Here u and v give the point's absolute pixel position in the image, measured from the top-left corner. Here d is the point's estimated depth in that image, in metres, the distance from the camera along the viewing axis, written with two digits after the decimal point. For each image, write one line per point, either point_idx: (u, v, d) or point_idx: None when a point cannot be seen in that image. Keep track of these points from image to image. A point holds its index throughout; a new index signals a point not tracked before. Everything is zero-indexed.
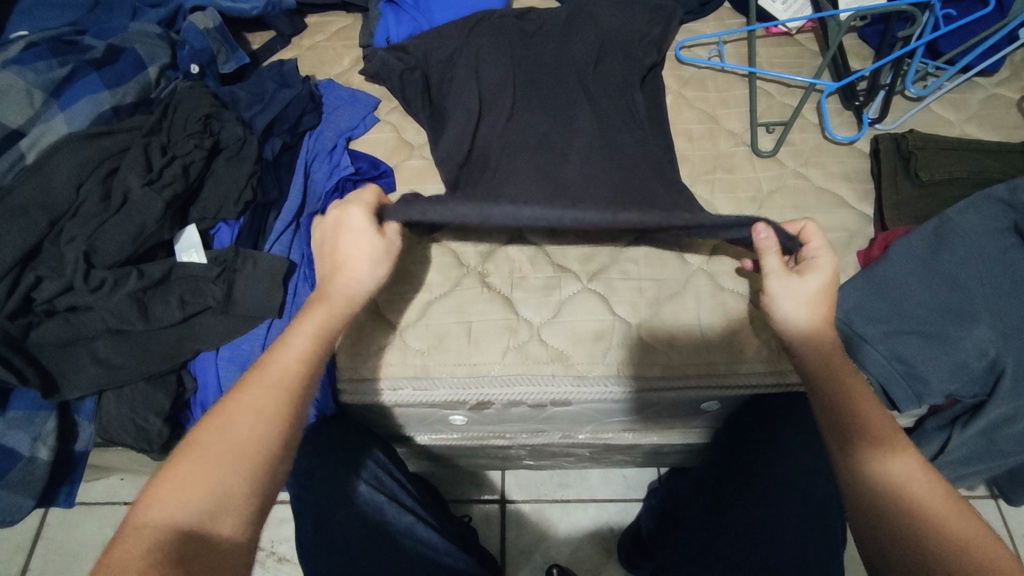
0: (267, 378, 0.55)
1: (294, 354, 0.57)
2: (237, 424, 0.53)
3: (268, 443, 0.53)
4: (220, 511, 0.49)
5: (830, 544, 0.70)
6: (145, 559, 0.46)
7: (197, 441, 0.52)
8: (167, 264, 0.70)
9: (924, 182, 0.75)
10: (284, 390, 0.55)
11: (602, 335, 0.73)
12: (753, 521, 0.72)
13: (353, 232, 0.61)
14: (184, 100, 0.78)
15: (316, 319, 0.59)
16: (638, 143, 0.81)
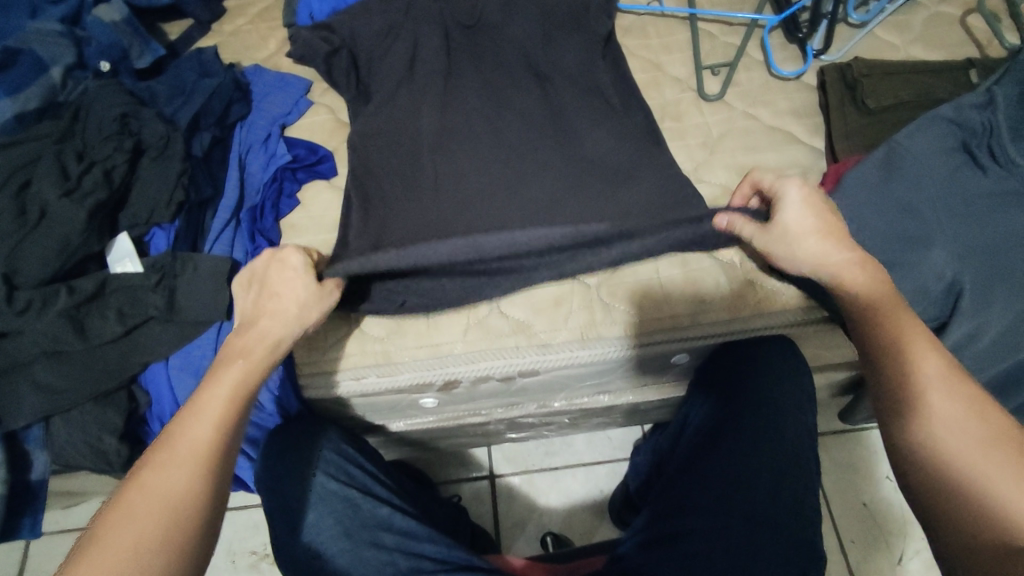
0: (175, 451, 0.48)
1: (208, 417, 0.50)
2: (140, 511, 0.45)
3: (183, 524, 0.45)
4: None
5: (803, 480, 0.70)
6: None
7: (94, 539, 0.43)
8: (99, 277, 0.67)
9: (871, 110, 0.73)
10: (198, 461, 0.48)
11: (562, 300, 0.72)
12: (728, 466, 0.71)
13: (289, 271, 0.60)
14: (96, 100, 0.73)
15: (230, 374, 0.53)
16: (579, 103, 0.80)
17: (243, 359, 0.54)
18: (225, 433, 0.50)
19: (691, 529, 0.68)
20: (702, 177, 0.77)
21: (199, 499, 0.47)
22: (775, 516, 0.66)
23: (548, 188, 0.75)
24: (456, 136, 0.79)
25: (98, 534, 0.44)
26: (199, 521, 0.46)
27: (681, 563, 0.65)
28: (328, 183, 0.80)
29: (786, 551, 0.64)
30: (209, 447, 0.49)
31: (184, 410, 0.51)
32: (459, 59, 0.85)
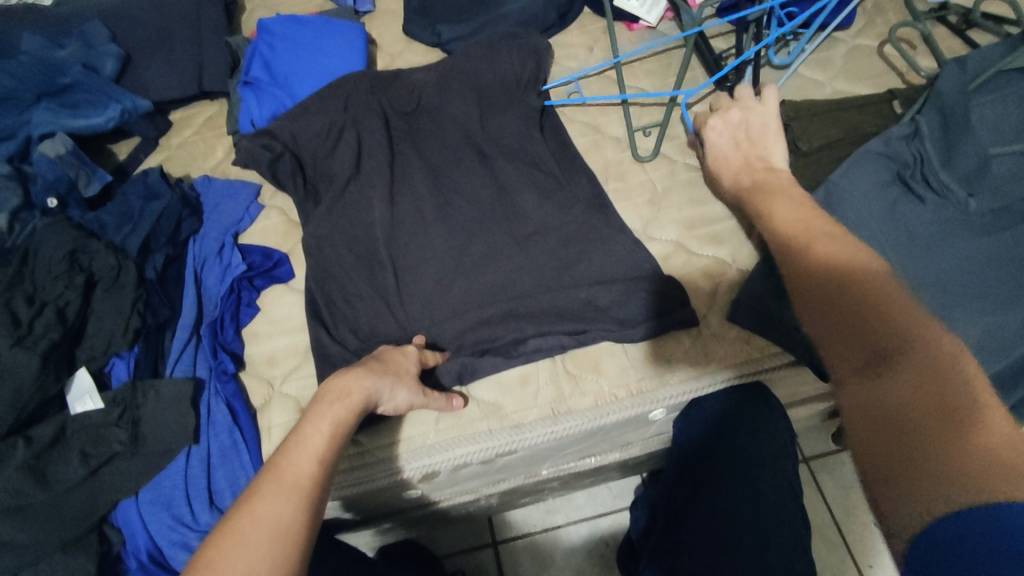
0: (281, 482, 0.50)
1: (309, 453, 0.53)
2: (250, 539, 0.45)
3: (292, 550, 0.46)
4: None
5: (788, 527, 0.73)
6: None
7: (208, 563, 0.44)
8: (58, 420, 0.66)
9: (805, 152, 0.75)
10: (300, 493, 0.49)
11: (529, 377, 0.71)
12: (708, 528, 0.75)
13: (398, 353, 0.67)
14: (43, 239, 0.73)
15: (330, 412, 0.56)
16: (523, 174, 0.82)
17: (344, 399, 0.57)
18: (325, 471, 0.52)
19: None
20: (652, 235, 0.78)
21: (302, 531, 0.48)
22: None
23: (503, 264, 0.77)
24: (408, 224, 0.81)
25: (212, 561, 0.45)
26: (300, 555, 0.47)
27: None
28: (287, 286, 0.81)
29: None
30: (311, 481, 0.50)
31: (286, 446, 0.53)
32: (402, 147, 0.87)
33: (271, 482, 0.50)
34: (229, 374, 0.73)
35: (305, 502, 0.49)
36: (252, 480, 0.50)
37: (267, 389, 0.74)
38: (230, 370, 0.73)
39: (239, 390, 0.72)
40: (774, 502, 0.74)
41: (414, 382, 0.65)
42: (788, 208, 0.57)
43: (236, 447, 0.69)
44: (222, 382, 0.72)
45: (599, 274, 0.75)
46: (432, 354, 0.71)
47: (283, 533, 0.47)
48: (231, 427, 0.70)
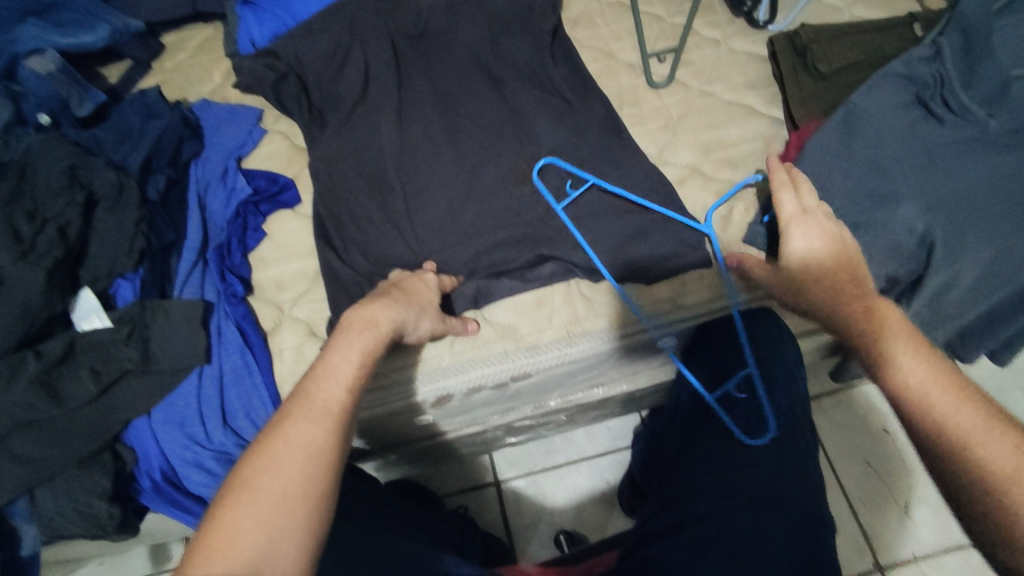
0: (311, 406, 0.47)
1: (338, 379, 0.50)
2: (285, 462, 0.44)
3: (327, 473, 0.45)
4: (284, 530, 0.42)
5: (800, 446, 0.69)
6: None
7: (245, 481, 0.43)
8: (66, 337, 0.64)
9: (824, 75, 0.75)
10: (333, 418, 0.47)
11: (544, 300, 0.71)
12: (719, 448, 0.69)
13: (419, 281, 0.65)
14: (39, 156, 0.71)
15: (358, 341, 0.52)
16: (535, 98, 0.80)
17: (372, 328, 0.54)
18: (357, 396, 0.50)
19: (699, 513, 0.64)
20: (667, 160, 0.78)
21: (336, 455, 0.46)
22: (786, 491, 0.64)
23: (517, 188, 0.75)
24: (417, 147, 0.78)
25: (247, 480, 0.44)
26: (334, 477, 0.46)
27: (691, 547, 0.61)
28: (293, 212, 0.79)
29: (798, 526, 0.61)
30: (341, 406, 0.48)
31: (315, 372, 0.50)
32: (410, 71, 0.84)
33: (301, 405, 0.47)
34: (238, 297, 0.72)
35: (336, 427, 0.47)
36: (284, 401, 0.48)
37: (276, 313, 0.72)
38: (240, 293, 0.72)
39: (250, 313, 0.71)
40: (790, 419, 0.70)
41: (433, 313, 0.63)
42: (827, 293, 0.54)
43: (248, 367, 0.68)
44: (232, 305, 0.71)
45: (618, 203, 0.74)
46: (447, 277, 0.69)
47: (318, 461, 0.45)
48: (242, 348, 0.69)
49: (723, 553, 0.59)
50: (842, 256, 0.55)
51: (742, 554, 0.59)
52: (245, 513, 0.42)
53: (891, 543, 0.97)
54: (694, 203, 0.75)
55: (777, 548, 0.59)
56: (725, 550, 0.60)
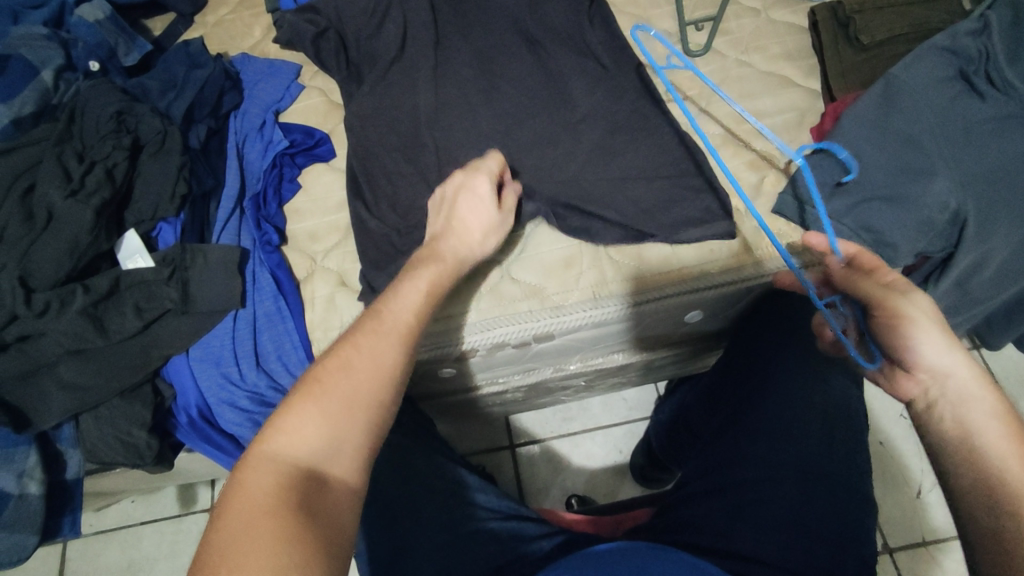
0: (381, 325, 0.50)
1: (405, 309, 0.53)
2: (357, 368, 0.47)
3: (390, 387, 0.47)
4: (345, 436, 0.44)
5: (853, 426, 0.66)
6: (284, 492, 0.40)
7: (317, 379, 0.46)
8: (112, 274, 0.67)
9: (866, 46, 0.74)
10: (399, 339, 0.50)
11: (571, 262, 0.72)
12: (769, 419, 0.67)
13: (471, 196, 0.64)
14: (89, 101, 0.73)
15: (426, 275, 0.57)
16: (571, 62, 0.80)
17: (439, 262, 0.58)
18: (422, 324, 0.53)
19: (741, 480, 0.63)
20: (699, 129, 0.78)
21: (400, 373, 0.49)
22: (830, 464, 0.63)
23: (547, 150, 0.76)
24: (450, 105, 0.79)
25: (316, 379, 0.46)
26: (396, 394, 0.48)
27: (728, 513, 0.61)
28: (328, 165, 0.80)
29: (838, 495, 0.61)
30: (406, 332, 0.51)
31: (384, 297, 0.54)
32: (447, 31, 0.84)
33: (372, 322, 0.51)
34: (273, 245, 0.74)
35: (401, 348, 0.50)
36: (355, 321, 0.51)
37: (309, 262, 0.75)
38: (274, 242, 0.74)
39: (283, 261, 0.73)
40: (831, 390, 0.68)
41: (495, 232, 0.64)
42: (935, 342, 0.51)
43: (280, 313, 0.71)
44: (267, 253, 0.73)
45: (650, 171, 0.74)
46: (499, 158, 0.68)
47: (384, 376, 0.47)
48: (276, 295, 0.71)
49: (761, 520, 0.60)
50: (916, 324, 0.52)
51: (779, 522, 0.59)
52: (314, 408, 0.44)
53: (899, 524, 0.97)
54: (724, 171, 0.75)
55: (814, 519, 0.60)
56: (764, 517, 0.60)
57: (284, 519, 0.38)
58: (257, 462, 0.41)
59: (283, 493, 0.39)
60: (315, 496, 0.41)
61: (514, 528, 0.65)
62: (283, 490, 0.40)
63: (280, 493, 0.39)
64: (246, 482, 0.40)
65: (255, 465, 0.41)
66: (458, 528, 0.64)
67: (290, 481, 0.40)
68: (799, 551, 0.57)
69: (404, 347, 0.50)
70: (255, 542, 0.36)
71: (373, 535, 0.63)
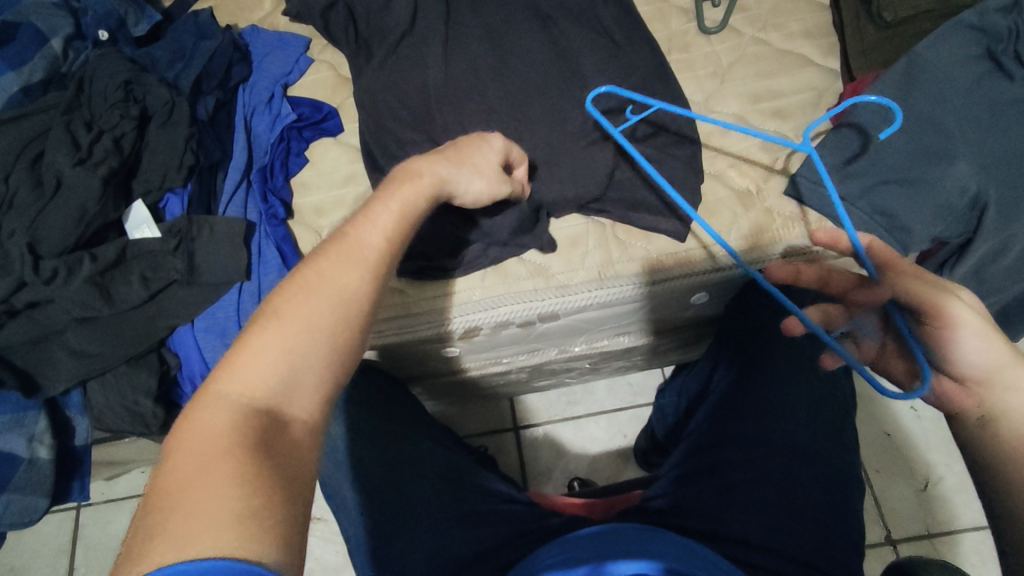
0: (347, 249, 0.46)
1: (377, 228, 0.48)
2: (319, 297, 0.43)
3: (356, 317, 0.44)
4: (305, 372, 0.41)
5: (839, 406, 0.67)
6: (234, 431, 0.38)
7: (274, 310, 0.42)
8: (119, 243, 0.67)
9: (889, 24, 0.72)
10: (367, 263, 0.46)
11: (577, 242, 0.72)
12: (765, 399, 0.66)
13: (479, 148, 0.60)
14: (98, 70, 0.73)
15: (399, 192, 0.51)
16: (583, 37, 0.78)
17: (415, 179, 0.52)
18: (393, 246, 0.48)
19: (732, 460, 0.63)
20: (713, 108, 0.76)
21: (367, 301, 0.45)
22: (821, 445, 0.63)
23: (557, 126, 0.73)
24: (459, 80, 0.77)
25: (274, 309, 0.42)
26: (362, 323, 0.44)
27: (720, 492, 0.62)
28: (335, 140, 0.80)
29: (828, 477, 0.62)
30: (377, 254, 0.47)
31: (353, 218, 0.49)
32: (458, 4, 0.82)
33: (336, 246, 0.46)
34: (279, 219, 0.74)
35: (368, 273, 0.45)
36: (320, 244, 0.47)
37: (314, 237, 0.74)
38: (280, 216, 0.74)
39: (289, 235, 0.73)
40: (825, 376, 0.68)
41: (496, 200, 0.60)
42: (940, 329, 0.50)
43: None
44: (273, 226, 0.73)
45: (660, 150, 0.72)
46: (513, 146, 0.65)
47: (347, 307, 0.44)
48: (280, 268, 0.72)
49: (749, 500, 0.60)
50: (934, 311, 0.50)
51: (771, 503, 0.60)
52: (270, 343, 0.41)
53: (903, 517, 0.96)
54: (735, 152, 0.73)
55: (803, 500, 0.60)
56: (751, 496, 0.60)
57: (240, 457, 0.37)
58: (207, 400, 0.39)
59: (240, 434, 0.37)
60: (272, 434, 0.39)
61: (508, 511, 0.66)
62: (241, 430, 0.38)
63: (236, 434, 0.37)
64: (195, 420, 0.38)
65: (205, 404, 0.39)
66: (451, 509, 0.64)
67: (249, 421, 0.38)
68: (787, 530, 0.58)
69: (372, 273, 0.46)
70: (206, 480, 0.35)
71: (370, 515, 0.64)
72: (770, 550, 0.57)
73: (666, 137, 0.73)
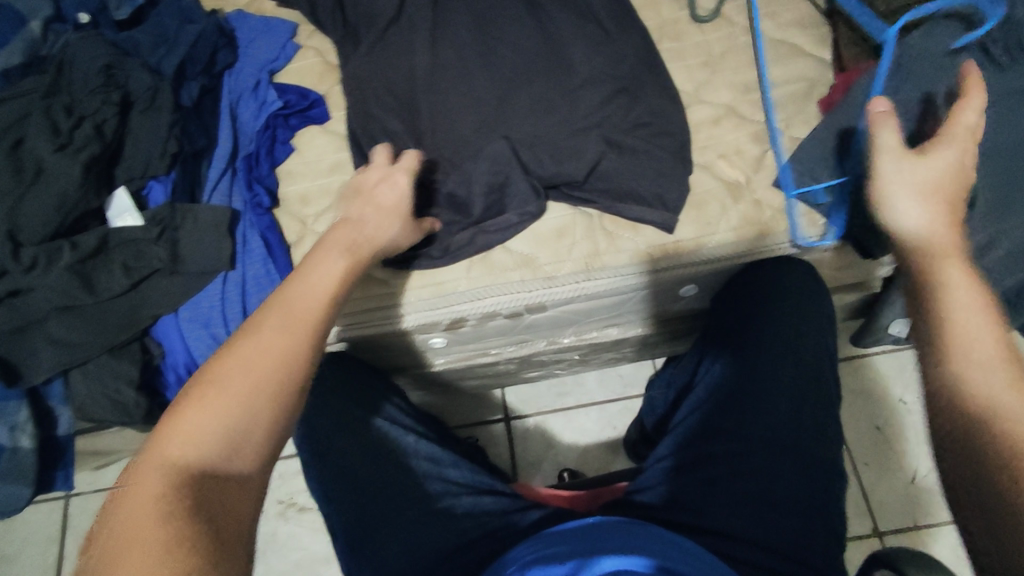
0: (284, 311, 0.50)
1: (315, 292, 0.52)
2: (255, 360, 0.47)
3: (292, 376, 0.47)
4: (242, 432, 0.45)
5: (825, 398, 0.66)
6: (170, 491, 0.41)
7: (212, 375, 0.46)
8: (100, 232, 0.66)
9: (879, 15, 0.71)
10: (304, 325, 0.50)
11: (565, 233, 0.71)
12: (749, 392, 0.66)
13: (391, 189, 0.63)
14: (78, 53, 0.72)
15: (336, 257, 0.55)
16: (573, 25, 0.77)
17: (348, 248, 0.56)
18: (330, 307, 0.52)
19: (714, 452, 0.63)
20: (703, 98, 0.75)
21: (304, 359, 0.48)
22: (804, 436, 0.63)
23: (545, 115, 0.72)
24: (447, 67, 0.76)
25: (213, 374, 0.46)
26: (300, 381, 0.48)
27: (702, 485, 0.62)
28: (322, 128, 0.79)
29: (810, 470, 0.61)
30: (312, 316, 0.51)
31: (291, 281, 0.53)
32: None
33: (274, 310, 0.50)
34: (264, 208, 0.73)
35: (303, 334, 0.49)
36: (259, 307, 0.51)
37: (300, 226, 0.74)
38: (265, 204, 0.73)
39: (275, 225, 0.72)
40: (814, 368, 0.67)
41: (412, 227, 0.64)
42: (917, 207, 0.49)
43: (270, 276, 0.70)
44: (258, 215, 0.72)
45: (650, 141, 0.71)
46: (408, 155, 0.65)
47: (281, 366, 0.47)
48: (266, 258, 0.71)
49: (731, 492, 0.60)
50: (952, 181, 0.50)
51: (752, 496, 0.60)
52: (207, 407, 0.44)
53: (890, 508, 0.97)
54: (724, 143, 0.73)
55: (785, 493, 0.60)
56: (733, 489, 0.60)
57: (174, 515, 0.40)
58: (150, 462, 0.42)
59: (180, 491, 0.41)
60: (208, 492, 0.42)
61: (488, 505, 0.65)
62: (174, 490, 0.41)
63: (176, 491, 0.41)
64: (137, 482, 0.42)
65: (147, 466, 0.42)
66: (431, 502, 0.64)
67: (183, 481, 0.42)
68: (768, 523, 0.58)
69: (308, 333, 0.49)
70: (141, 541, 0.38)
71: (348, 510, 0.64)
72: (750, 542, 0.57)
73: (656, 128, 0.72)
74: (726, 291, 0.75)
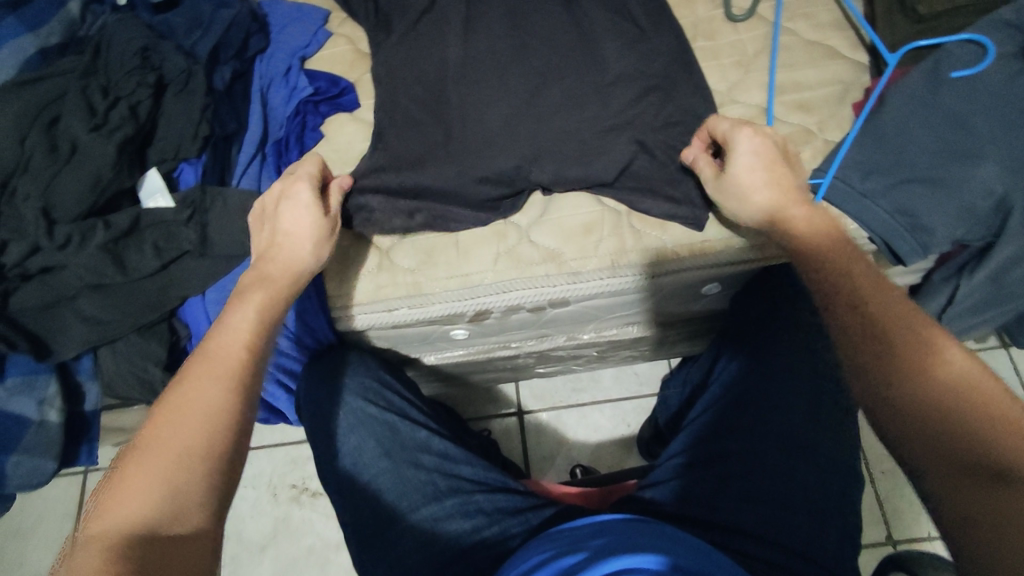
0: (209, 364, 0.50)
1: (236, 337, 0.53)
2: (186, 417, 0.47)
3: (225, 426, 0.48)
4: (180, 492, 0.45)
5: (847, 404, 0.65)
6: (110, 560, 0.41)
7: (148, 440, 0.47)
8: (132, 212, 0.67)
9: (923, 17, 0.70)
10: (230, 375, 0.50)
11: (591, 229, 0.71)
12: (767, 395, 0.65)
13: (294, 206, 0.60)
14: (115, 34, 0.73)
15: (255, 298, 0.55)
16: (608, 20, 0.77)
17: (265, 282, 0.57)
18: (255, 349, 0.53)
19: (730, 451, 0.63)
20: (736, 98, 0.75)
21: (234, 408, 0.49)
22: (824, 441, 0.62)
23: (576, 110, 0.72)
24: (479, 59, 0.76)
25: (147, 439, 0.47)
26: (235, 429, 0.48)
27: (714, 483, 0.62)
28: (351, 116, 0.79)
29: (827, 474, 0.61)
30: (238, 362, 0.51)
31: (214, 331, 0.53)
32: None
33: (198, 364, 0.51)
34: None
35: (227, 384, 0.49)
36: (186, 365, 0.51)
37: None
38: None
39: None
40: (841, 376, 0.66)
41: (330, 239, 0.61)
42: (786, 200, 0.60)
43: None
44: None
45: (681, 140, 0.71)
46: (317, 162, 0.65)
47: (211, 418, 0.48)
48: None
49: (744, 492, 0.60)
50: (776, 165, 0.61)
51: (768, 497, 0.60)
52: (142, 476, 0.45)
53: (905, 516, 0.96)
54: None
55: (804, 495, 0.60)
56: (749, 491, 0.60)
57: None
58: (90, 539, 0.43)
59: (122, 564, 0.41)
60: (151, 556, 0.42)
61: (500, 502, 0.65)
62: (116, 558, 0.41)
63: (116, 561, 0.41)
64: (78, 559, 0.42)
65: (88, 543, 0.42)
66: (444, 498, 0.64)
67: (125, 550, 0.42)
68: (784, 527, 0.58)
69: (234, 382, 0.50)
70: None
71: (365, 504, 0.64)
72: (763, 542, 0.57)
73: (687, 126, 0.72)
74: (747, 294, 0.74)
